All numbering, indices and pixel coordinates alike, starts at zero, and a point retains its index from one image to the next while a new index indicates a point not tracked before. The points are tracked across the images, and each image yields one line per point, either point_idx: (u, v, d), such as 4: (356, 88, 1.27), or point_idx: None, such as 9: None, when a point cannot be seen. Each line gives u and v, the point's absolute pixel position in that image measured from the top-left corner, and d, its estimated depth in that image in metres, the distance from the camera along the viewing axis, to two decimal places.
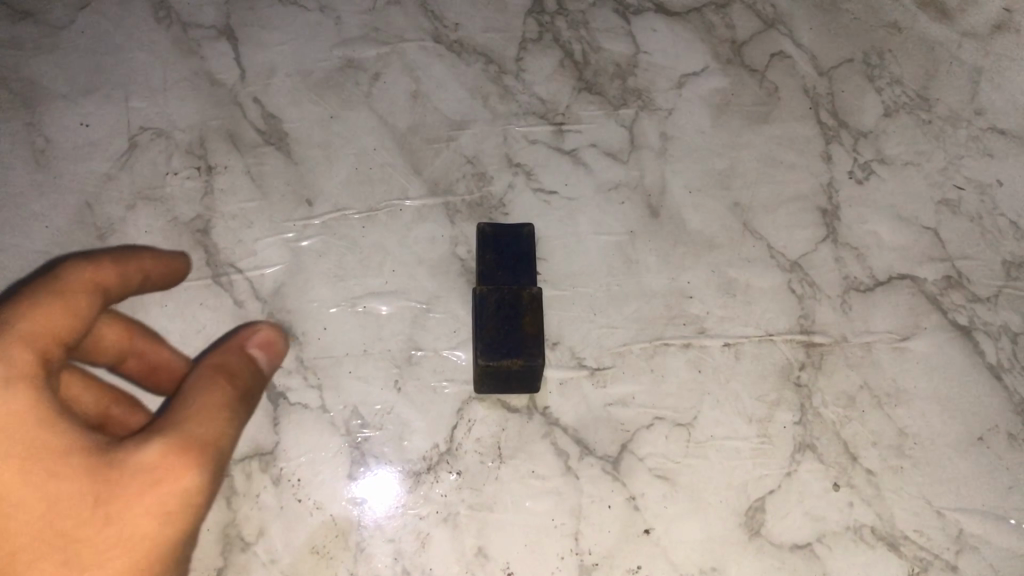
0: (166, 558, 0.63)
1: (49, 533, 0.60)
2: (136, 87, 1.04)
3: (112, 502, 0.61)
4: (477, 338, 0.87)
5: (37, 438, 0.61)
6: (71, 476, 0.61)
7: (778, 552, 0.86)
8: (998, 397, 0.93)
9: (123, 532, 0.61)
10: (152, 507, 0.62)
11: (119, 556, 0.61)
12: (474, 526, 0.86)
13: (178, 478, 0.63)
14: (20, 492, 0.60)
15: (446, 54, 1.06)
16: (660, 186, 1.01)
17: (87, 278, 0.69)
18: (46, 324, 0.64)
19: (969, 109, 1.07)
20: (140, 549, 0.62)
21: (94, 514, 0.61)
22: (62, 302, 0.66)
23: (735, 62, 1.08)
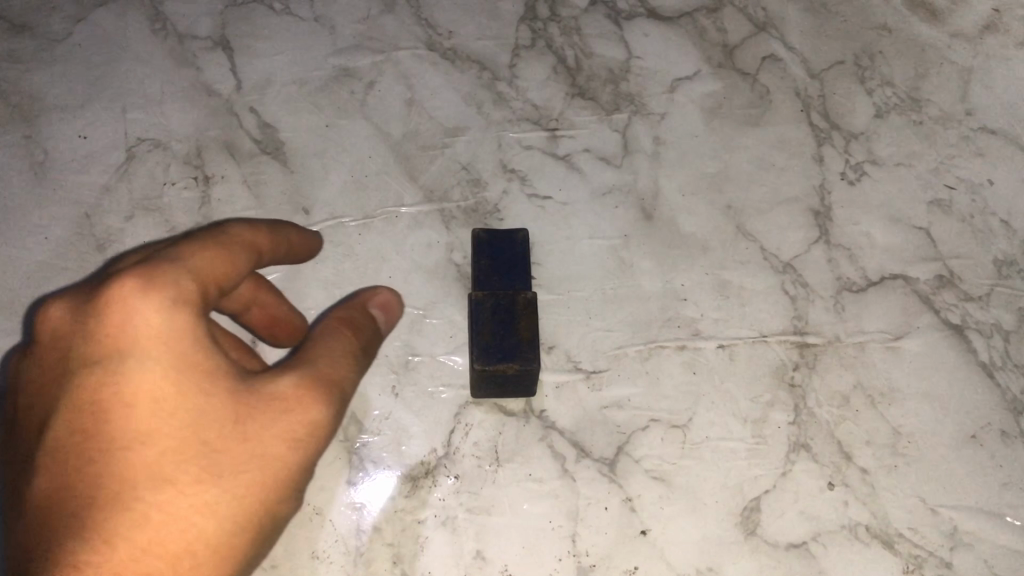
0: (292, 480, 0.69)
1: (199, 442, 0.65)
2: (133, 99, 1.05)
3: (251, 422, 0.68)
4: (474, 344, 0.88)
5: (199, 357, 0.67)
6: (221, 394, 0.67)
7: (774, 551, 0.87)
8: (992, 395, 0.94)
9: (260, 450, 0.67)
10: (284, 433, 0.69)
11: (256, 469, 0.67)
12: (472, 530, 0.87)
13: (308, 408, 0.70)
14: (180, 404, 0.65)
15: (440, 61, 1.07)
16: (654, 190, 1.02)
17: (243, 233, 0.75)
18: (210, 264, 0.69)
19: (959, 109, 1.08)
20: (272, 467, 0.68)
21: (239, 430, 0.67)
22: (219, 245, 0.71)
23: (727, 66, 1.09)
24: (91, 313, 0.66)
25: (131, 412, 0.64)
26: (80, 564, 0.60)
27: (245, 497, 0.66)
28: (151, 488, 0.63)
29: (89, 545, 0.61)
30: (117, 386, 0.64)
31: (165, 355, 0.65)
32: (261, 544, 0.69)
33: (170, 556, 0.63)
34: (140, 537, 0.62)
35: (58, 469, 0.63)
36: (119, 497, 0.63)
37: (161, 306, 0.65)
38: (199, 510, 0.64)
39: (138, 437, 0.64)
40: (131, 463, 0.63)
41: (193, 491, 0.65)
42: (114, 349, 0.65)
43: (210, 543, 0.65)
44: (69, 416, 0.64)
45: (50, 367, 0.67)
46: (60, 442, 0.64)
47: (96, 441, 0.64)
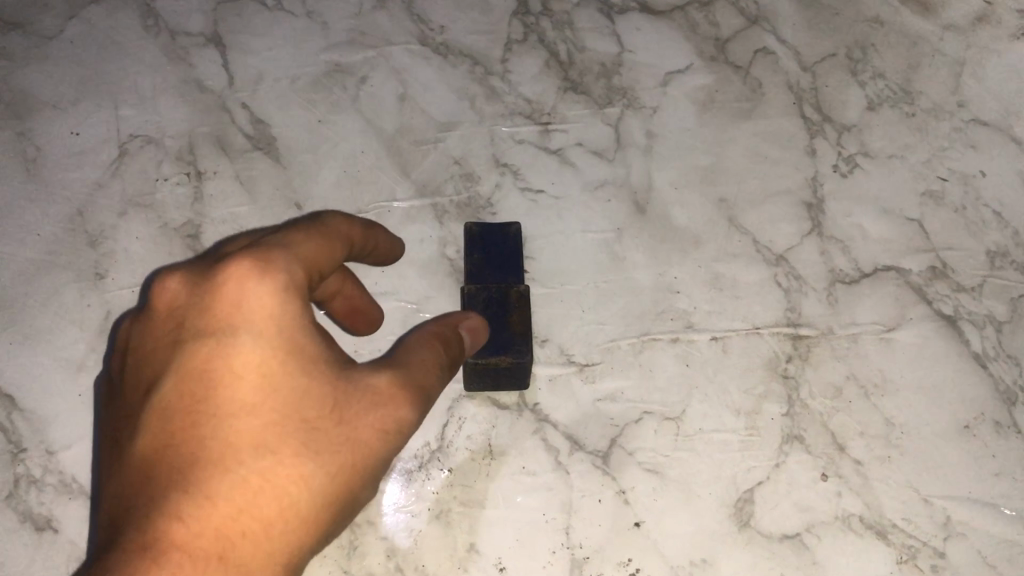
0: (380, 468, 0.68)
1: (299, 419, 0.65)
2: (125, 96, 1.05)
3: (349, 408, 0.67)
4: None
5: (303, 337, 0.67)
6: (323, 376, 0.67)
7: (768, 542, 0.87)
8: (985, 385, 0.94)
9: (355, 436, 0.66)
10: (379, 424, 0.67)
11: (349, 454, 0.66)
12: (466, 523, 0.87)
13: (403, 402, 0.69)
14: (283, 379, 0.65)
15: (432, 57, 1.07)
16: (646, 183, 1.02)
17: (341, 224, 0.76)
18: (315, 252, 0.70)
19: (952, 101, 1.08)
20: (365, 455, 0.67)
21: (337, 413, 0.66)
22: (324, 235, 0.72)
23: (719, 59, 1.09)
24: (206, 286, 0.68)
25: (237, 382, 0.65)
26: (178, 520, 0.60)
27: (337, 480, 0.65)
28: (251, 456, 0.63)
29: (193, 502, 0.61)
30: (226, 358, 0.65)
31: (272, 332, 0.66)
32: (343, 527, 0.68)
33: (264, 524, 0.62)
34: (235, 499, 0.62)
35: (166, 430, 0.64)
36: (221, 460, 0.63)
37: (271, 285, 0.66)
38: (294, 484, 0.64)
39: (242, 407, 0.64)
40: (233, 430, 0.64)
41: (293, 464, 0.64)
42: (224, 323, 0.66)
43: (302, 518, 0.64)
44: (178, 381, 0.65)
45: (159, 333, 0.68)
46: (167, 404, 0.65)
47: (203, 406, 0.64)
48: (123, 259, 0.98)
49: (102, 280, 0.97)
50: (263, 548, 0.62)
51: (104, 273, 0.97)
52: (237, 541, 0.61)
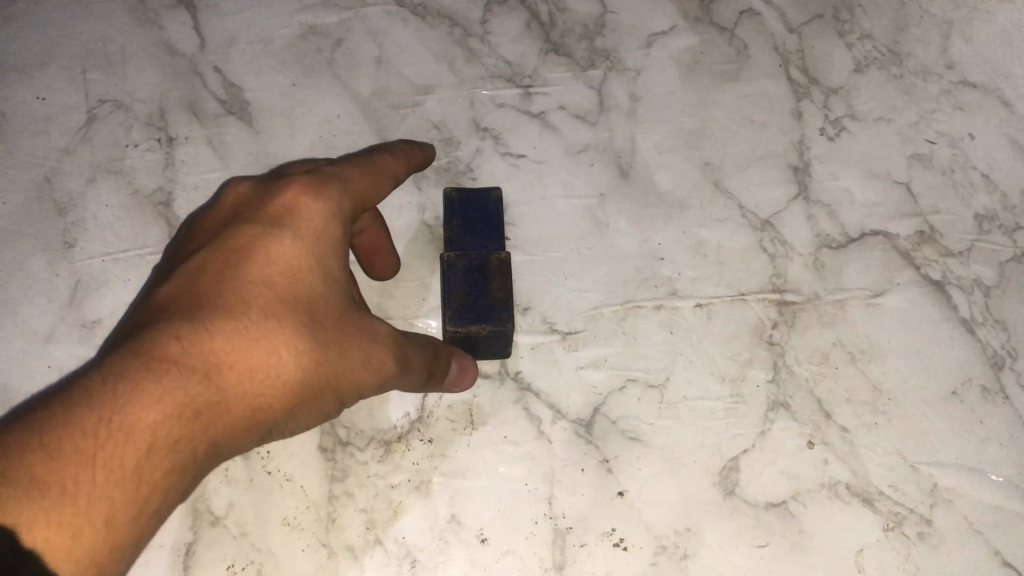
0: (354, 392, 0.71)
1: (309, 309, 0.69)
2: (93, 60, 1.03)
3: (351, 327, 0.70)
4: (446, 306, 0.85)
5: (335, 250, 0.71)
6: (338, 292, 0.71)
7: (753, 511, 0.85)
8: (972, 351, 0.92)
9: (348, 348, 0.69)
10: (371, 354, 0.70)
11: (338, 358, 0.69)
12: (447, 494, 0.85)
13: (395, 350, 0.72)
14: (307, 272, 0.69)
15: (410, 18, 1.06)
16: (630, 147, 1.00)
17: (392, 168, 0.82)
18: (362, 189, 0.76)
19: (940, 63, 1.06)
20: (349, 372, 0.69)
21: (342, 324, 0.70)
22: (373, 175, 0.78)
23: (704, 21, 1.06)
24: (266, 188, 0.74)
25: (266, 260, 0.69)
26: (177, 340, 0.63)
27: (320, 371, 0.68)
28: (257, 316, 0.66)
29: (194, 331, 0.64)
30: (262, 239, 0.70)
31: (309, 235, 0.71)
32: (305, 419, 0.71)
33: (244, 375, 0.65)
34: (230, 345, 0.65)
35: (193, 277, 0.68)
36: (230, 311, 0.66)
37: (323, 203, 0.72)
38: (284, 353, 0.66)
39: (263, 279, 0.68)
40: (249, 294, 0.67)
41: (288, 340, 0.67)
42: (272, 214, 0.71)
43: (279, 389, 0.66)
44: (215, 246, 0.70)
45: (216, 209, 0.75)
46: (198, 260, 0.69)
47: (230, 268, 0.68)
48: (92, 227, 0.95)
49: (71, 249, 0.94)
50: (235, 394, 0.65)
51: (73, 242, 0.94)
52: (218, 378, 0.64)
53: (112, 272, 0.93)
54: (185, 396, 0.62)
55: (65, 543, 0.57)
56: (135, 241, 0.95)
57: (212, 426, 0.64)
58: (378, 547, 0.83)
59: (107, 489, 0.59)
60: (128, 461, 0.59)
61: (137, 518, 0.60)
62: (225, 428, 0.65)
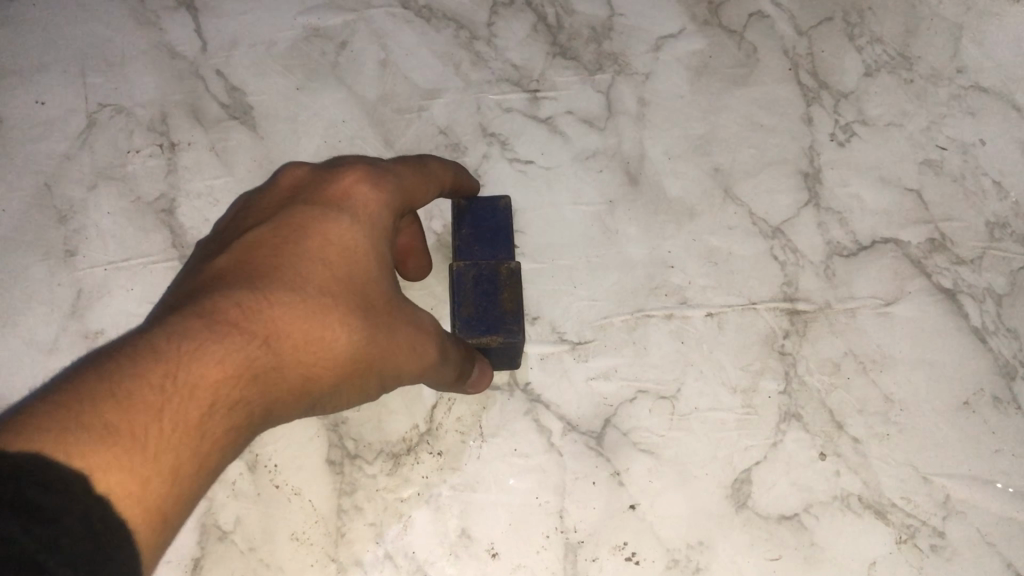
0: (395, 376, 0.70)
1: (361, 290, 0.68)
2: (93, 63, 1.02)
3: (397, 313, 0.70)
4: (455, 317, 0.84)
5: (383, 237, 0.72)
6: (386, 279, 0.70)
7: (765, 524, 0.85)
8: (984, 360, 0.91)
9: (393, 332, 0.69)
10: (415, 341, 0.70)
11: (385, 340, 0.68)
12: (457, 507, 0.84)
13: (435, 339, 0.71)
14: (360, 253, 0.69)
15: (415, 20, 1.04)
16: (639, 153, 0.98)
17: (440, 174, 0.82)
18: (413, 188, 0.77)
19: (951, 67, 1.05)
20: (393, 357, 0.69)
21: (389, 309, 0.70)
22: (423, 176, 0.78)
23: (712, 23, 1.05)
24: (321, 175, 0.74)
25: (322, 239, 0.69)
26: (238, 306, 0.62)
27: (368, 348, 0.67)
28: (313, 290, 0.66)
29: (255, 299, 0.63)
30: (319, 220, 0.69)
31: (363, 219, 0.71)
32: (346, 399, 0.70)
33: (300, 345, 0.64)
34: (286, 315, 0.64)
35: (250, 252, 0.67)
36: (287, 283, 0.65)
37: (377, 192, 0.72)
38: (338, 329, 0.65)
39: (318, 256, 0.68)
40: (305, 269, 0.67)
41: (342, 317, 0.66)
42: (327, 199, 0.71)
43: (331, 363, 0.65)
44: (271, 226, 0.70)
45: (270, 192, 0.74)
46: (255, 238, 0.69)
47: (286, 246, 0.68)
48: (94, 235, 0.94)
49: (73, 257, 0.93)
50: (290, 363, 0.63)
51: (74, 251, 0.93)
52: (276, 344, 0.63)
53: (115, 281, 0.92)
54: (245, 359, 0.60)
55: (139, 493, 0.51)
56: (137, 249, 0.93)
57: (267, 395, 0.62)
58: (388, 562, 0.82)
59: (174, 442, 0.55)
60: (197, 415, 0.57)
61: (200, 479, 0.57)
62: (278, 397, 0.63)
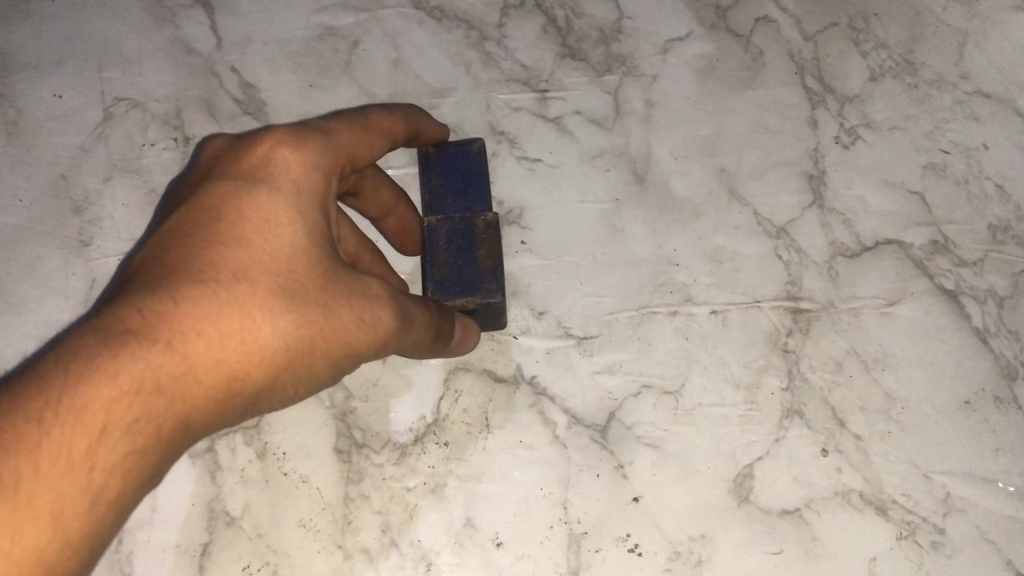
0: (349, 354, 0.69)
1: (288, 269, 0.67)
2: (110, 58, 1.05)
3: (337, 284, 0.69)
4: (431, 279, 0.86)
5: (313, 205, 0.70)
6: (323, 249, 0.69)
7: (768, 518, 0.86)
8: (984, 361, 0.92)
9: (333, 306, 0.68)
10: (362, 313, 0.69)
11: (320, 318, 0.67)
12: (462, 497, 0.86)
13: (392, 306, 0.70)
14: (283, 229, 0.68)
15: (427, 20, 1.06)
16: (646, 152, 1.00)
17: (385, 124, 0.79)
18: (353, 143, 0.75)
19: (954, 73, 1.06)
20: (337, 332, 0.68)
21: (325, 283, 0.68)
22: (366, 130, 0.77)
23: (720, 27, 1.07)
24: (244, 143, 0.72)
25: (240, 220, 0.67)
26: (138, 312, 0.62)
27: (302, 331, 0.67)
28: (227, 280, 0.65)
29: (157, 300, 0.63)
30: (238, 197, 0.68)
31: (288, 188, 0.69)
32: (297, 389, 0.70)
33: (215, 342, 0.64)
34: (199, 310, 0.64)
35: (164, 244, 0.67)
36: (199, 276, 0.65)
37: (302, 152, 0.70)
38: (258, 319, 0.65)
39: (235, 240, 0.67)
40: (222, 256, 0.66)
41: (264, 303, 0.66)
42: (247, 170, 0.70)
43: (258, 354, 0.65)
44: (189, 209, 0.68)
45: (193, 170, 0.73)
46: (170, 226, 0.68)
47: (202, 231, 0.67)
48: (108, 225, 0.96)
49: (87, 248, 0.95)
50: (208, 362, 0.64)
51: (89, 241, 0.95)
52: (188, 343, 0.63)
53: None
54: (149, 369, 0.61)
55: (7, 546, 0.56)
56: None
57: (184, 400, 0.63)
58: (393, 549, 0.84)
59: (56, 481, 0.58)
60: (83, 445, 0.59)
61: (103, 507, 0.60)
62: (201, 400, 0.64)
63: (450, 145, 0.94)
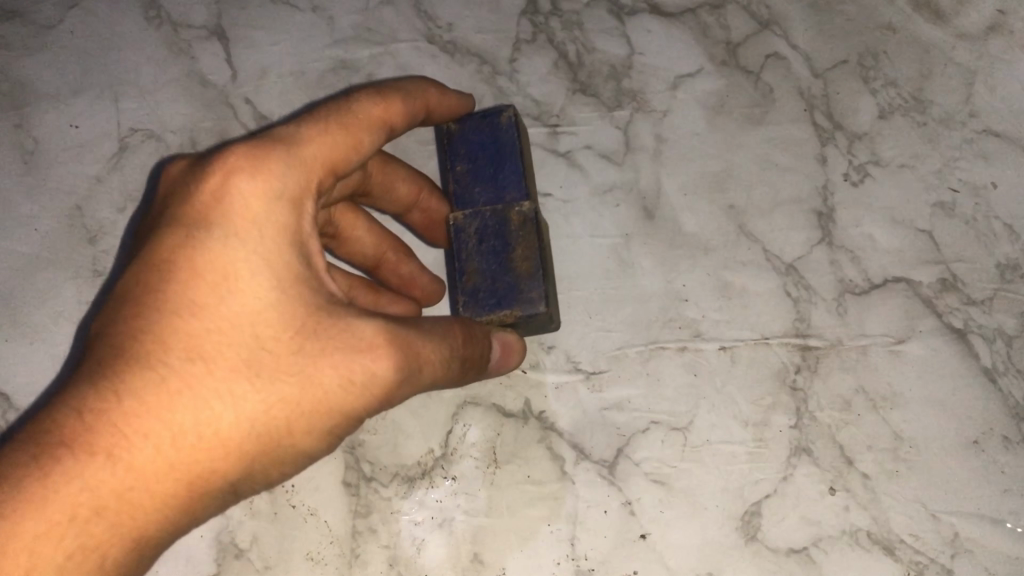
0: (341, 417, 0.71)
1: (250, 335, 0.69)
2: (126, 89, 1.07)
3: (312, 342, 0.69)
4: (467, 289, 0.90)
5: (279, 248, 0.70)
6: (292, 299, 0.70)
7: (775, 557, 0.87)
8: (992, 401, 0.91)
9: (307, 373, 0.69)
10: (347, 373, 0.70)
11: (286, 391, 0.69)
12: (470, 532, 0.89)
13: (387, 360, 0.70)
14: (242, 286, 0.69)
15: (440, 54, 1.07)
16: (655, 188, 1.00)
17: (371, 116, 0.78)
18: (327, 152, 0.74)
19: (964, 110, 1.02)
20: (311, 399, 0.69)
21: (297, 345, 0.69)
22: (346, 132, 0.76)
23: (730, 64, 1.05)
24: (197, 171, 0.72)
25: (195, 280, 0.69)
26: (80, 416, 0.66)
27: (270, 408, 0.69)
28: (178, 362, 0.68)
29: (101, 396, 0.66)
30: (191, 253, 0.69)
31: (246, 231, 0.70)
32: (283, 467, 0.72)
33: (164, 438, 0.67)
34: (148, 403, 0.67)
35: (118, 314, 0.70)
36: (149, 358, 0.67)
37: (260, 185, 0.70)
38: (215, 402, 0.68)
39: (190, 307, 0.69)
40: (175, 329, 0.68)
41: (221, 379, 0.68)
42: (202, 210, 0.70)
43: (219, 440, 0.68)
44: (142, 267, 0.70)
45: (154, 202, 0.75)
46: (124, 289, 0.70)
47: (154, 301, 0.69)
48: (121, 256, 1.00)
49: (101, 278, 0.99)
50: (162, 465, 0.67)
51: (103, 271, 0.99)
52: (134, 447, 0.66)
53: None
54: (88, 488, 0.65)
55: None
56: None
57: (135, 510, 0.66)
58: None
59: None
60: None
61: None
62: (160, 504, 0.67)
63: (476, 119, 0.95)
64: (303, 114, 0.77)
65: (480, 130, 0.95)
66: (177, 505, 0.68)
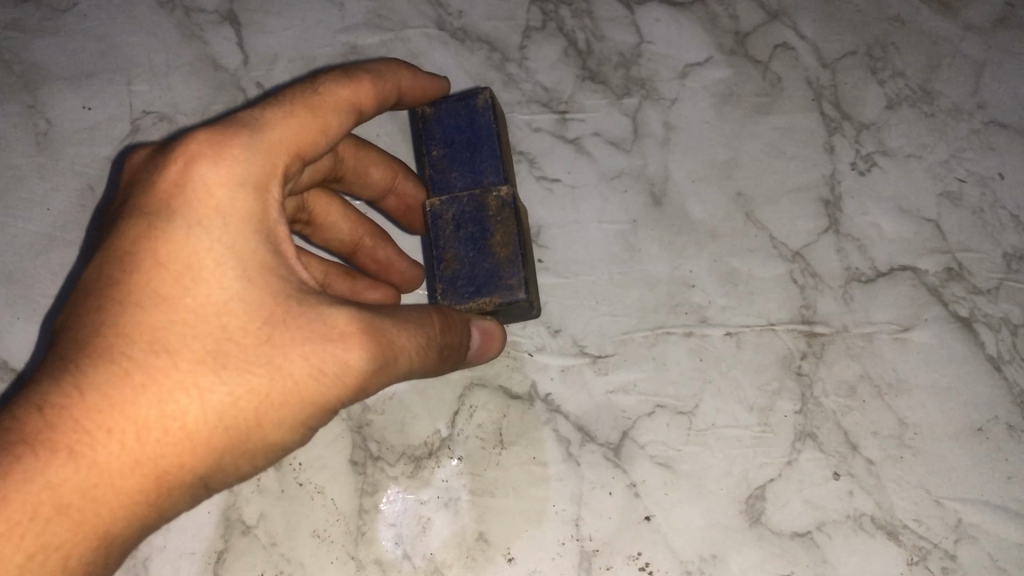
0: (318, 408, 0.70)
1: (217, 325, 0.68)
2: (138, 72, 1.08)
3: (280, 331, 0.69)
4: (444, 276, 0.91)
5: (244, 237, 0.70)
6: (259, 289, 0.69)
7: (779, 540, 0.87)
8: (997, 389, 0.91)
9: (277, 363, 0.68)
10: (318, 363, 0.69)
11: (256, 381, 0.68)
12: (473, 511, 0.89)
13: (362, 349, 0.69)
14: (207, 276, 0.69)
15: (450, 41, 1.07)
16: (663, 175, 1.00)
17: (339, 99, 0.78)
18: (294, 136, 0.74)
19: (971, 102, 1.02)
20: (283, 387, 0.69)
21: (265, 336, 0.69)
22: (313, 117, 0.75)
23: (739, 53, 1.05)
24: (159, 160, 0.71)
25: (159, 271, 0.68)
26: (41, 412, 0.65)
27: (239, 400, 0.68)
28: (139, 355, 0.67)
29: (64, 390, 0.65)
30: (155, 244, 0.69)
31: (209, 219, 0.69)
32: (256, 461, 0.71)
33: (127, 433, 0.66)
34: (111, 397, 0.66)
35: (81, 308, 0.69)
36: (112, 352, 0.67)
37: (223, 172, 0.70)
38: (179, 394, 0.67)
39: (152, 298, 0.68)
40: (138, 320, 0.67)
41: (185, 371, 0.67)
42: (164, 200, 0.70)
43: (186, 434, 0.67)
44: (105, 260, 0.69)
45: (120, 192, 0.75)
46: (88, 282, 0.70)
47: (117, 293, 0.68)
48: None
49: None
50: (127, 460, 0.66)
51: None
52: (98, 444, 0.65)
53: None
54: (49, 487, 0.64)
55: None
56: None
57: (103, 507, 0.65)
58: (405, 562, 0.88)
59: None
60: None
61: None
62: (127, 501, 0.66)
63: (453, 101, 0.96)
64: (269, 100, 0.76)
65: (456, 114, 0.96)
66: (143, 504, 0.67)
